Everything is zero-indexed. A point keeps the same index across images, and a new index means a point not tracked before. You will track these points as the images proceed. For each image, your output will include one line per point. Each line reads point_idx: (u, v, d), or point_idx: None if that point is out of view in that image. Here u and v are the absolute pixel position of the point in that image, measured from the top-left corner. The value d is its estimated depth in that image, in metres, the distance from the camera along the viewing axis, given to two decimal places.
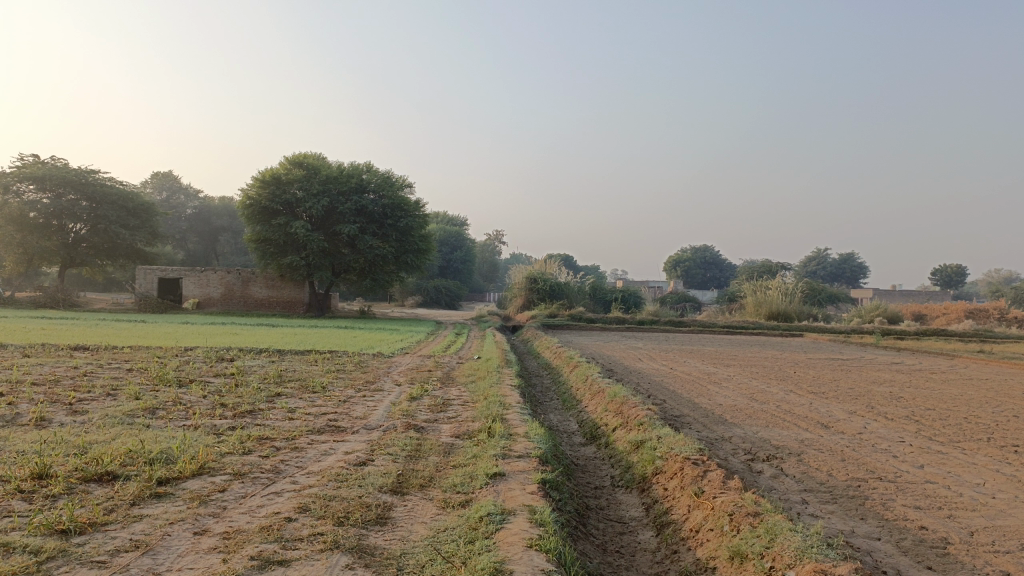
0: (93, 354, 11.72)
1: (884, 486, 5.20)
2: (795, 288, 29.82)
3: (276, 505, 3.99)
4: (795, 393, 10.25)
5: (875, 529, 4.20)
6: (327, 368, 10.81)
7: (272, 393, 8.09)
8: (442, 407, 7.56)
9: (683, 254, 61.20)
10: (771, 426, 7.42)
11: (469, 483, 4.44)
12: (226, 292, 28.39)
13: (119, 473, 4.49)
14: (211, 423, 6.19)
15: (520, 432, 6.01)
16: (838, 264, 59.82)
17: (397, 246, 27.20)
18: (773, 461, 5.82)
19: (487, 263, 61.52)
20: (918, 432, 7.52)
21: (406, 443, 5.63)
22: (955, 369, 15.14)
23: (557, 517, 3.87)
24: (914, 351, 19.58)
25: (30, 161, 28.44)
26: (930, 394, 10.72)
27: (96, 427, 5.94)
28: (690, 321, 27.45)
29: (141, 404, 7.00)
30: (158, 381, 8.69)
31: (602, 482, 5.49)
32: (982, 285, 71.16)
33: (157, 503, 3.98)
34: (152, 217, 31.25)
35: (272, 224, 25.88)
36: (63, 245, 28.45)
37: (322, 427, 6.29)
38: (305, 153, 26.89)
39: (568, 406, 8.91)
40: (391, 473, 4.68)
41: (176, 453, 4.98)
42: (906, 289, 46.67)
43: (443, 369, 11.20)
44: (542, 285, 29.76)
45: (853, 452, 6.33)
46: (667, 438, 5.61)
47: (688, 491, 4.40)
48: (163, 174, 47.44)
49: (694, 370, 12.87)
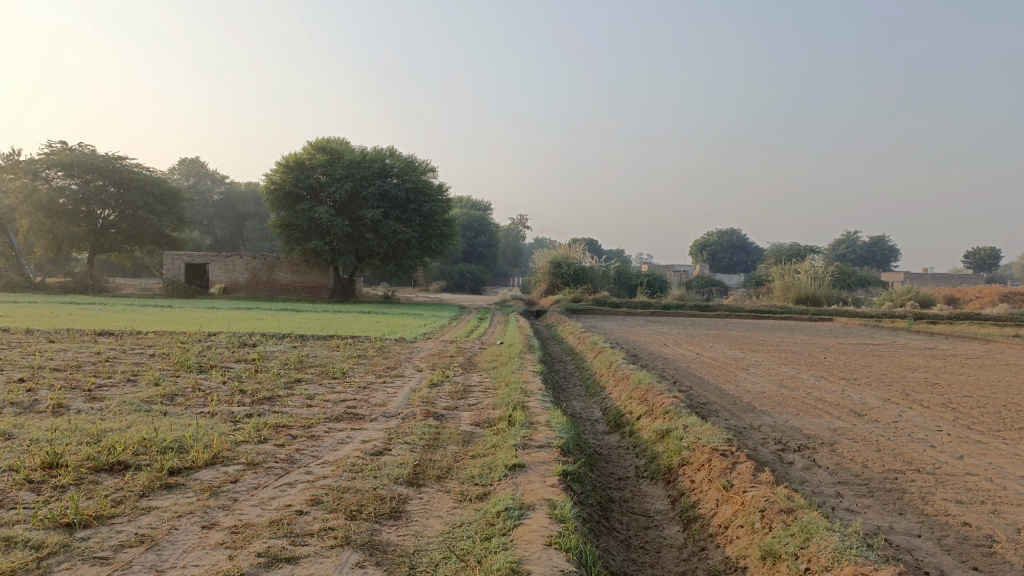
0: (118, 339, 11.76)
1: (923, 479, 4.96)
2: (824, 272, 29.28)
3: (288, 497, 3.86)
4: (826, 379, 9.97)
5: (914, 525, 3.98)
6: (349, 353, 10.72)
7: (292, 379, 8.00)
8: (462, 394, 7.42)
9: (709, 238, 60.56)
10: (802, 414, 7.19)
11: (487, 475, 4.28)
12: (252, 277, 28.50)
13: (131, 462, 4.40)
14: (228, 411, 6.11)
15: (541, 420, 5.84)
16: (868, 248, 58.87)
17: (420, 231, 27.08)
18: (805, 451, 5.60)
19: (512, 247, 61.35)
20: (956, 421, 7.23)
21: (425, 431, 5.49)
22: (991, 355, 14.74)
23: (578, 513, 3.69)
24: (948, 336, 19.12)
25: (58, 148, 28.67)
26: (966, 381, 10.38)
27: (113, 414, 5.87)
28: (717, 305, 27.06)
29: (159, 390, 6.94)
30: (178, 367, 8.63)
31: (626, 472, 5.31)
32: (1017, 267, 69.58)
33: (167, 494, 3.87)
34: (178, 203, 31.41)
35: (296, 209, 25.87)
36: (92, 231, 28.70)
37: (340, 414, 6.16)
38: (328, 138, 26.81)
39: (591, 394, 8.71)
40: (407, 463, 4.54)
41: (190, 442, 4.88)
42: (938, 273, 45.82)
43: (466, 355, 11.06)
44: (566, 269, 29.51)
45: (888, 442, 6.09)
46: (694, 427, 5.40)
47: (716, 485, 4.21)
48: (190, 161, 47.70)
49: (721, 356, 12.62)
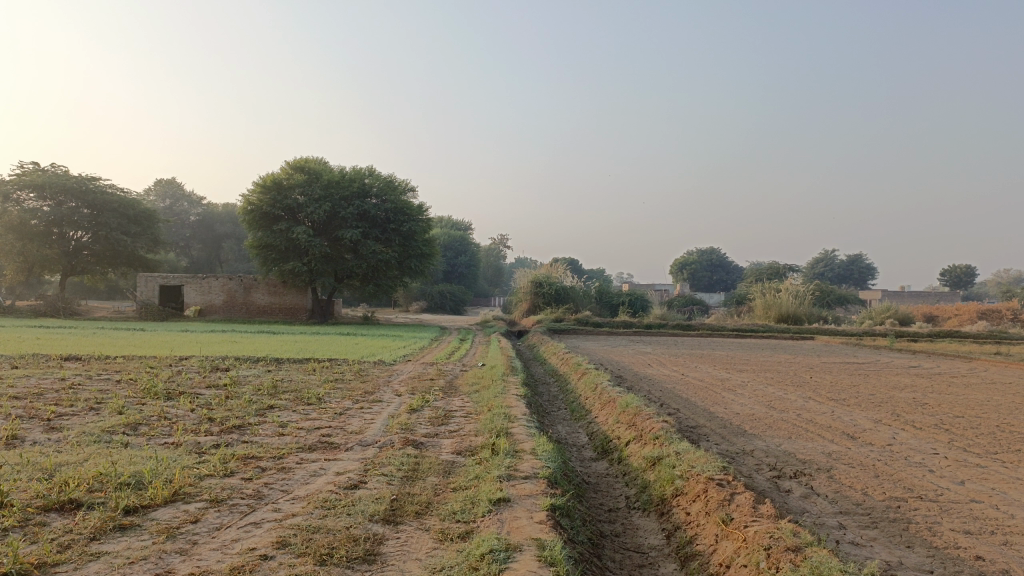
0: (85, 365, 11.32)
1: (927, 507, 4.74)
2: (805, 291, 29.30)
3: (253, 539, 3.54)
4: (815, 400, 9.77)
5: (925, 560, 3.74)
6: (325, 378, 10.37)
7: (265, 406, 7.66)
8: (443, 420, 7.12)
9: (689, 257, 60.74)
10: (794, 437, 6.95)
11: (470, 510, 3.99)
12: (228, 299, 28.00)
13: (83, 500, 4.05)
14: (194, 440, 5.78)
15: (526, 448, 5.55)
16: (846, 267, 59.37)
17: (400, 251, 26.77)
18: (801, 478, 5.36)
19: (492, 268, 61.09)
20: (951, 443, 7.03)
21: (403, 461, 5.19)
22: (976, 373, 14.65)
23: (569, 553, 3.42)
24: (930, 354, 19.08)
25: (30, 168, 28.12)
26: (955, 400, 10.22)
27: (70, 445, 5.52)
28: (699, 324, 26.93)
29: (122, 419, 6.58)
30: (145, 394, 8.24)
31: (616, 503, 5.03)
32: (992, 286, 70.39)
33: (120, 538, 3.54)
34: (153, 223, 30.89)
35: (273, 229, 25.48)
36: (64, 253, 28.11)
37: (313, 444, 5.84)
38: (306, 158, 26.51)
39: (577, 417, 8.44)
40: (384, 498, 4.23)
41: (149, 477, 4.54)
42: (915, 291, 46.23)
43: (447, 378, 10.76)
44: (547, 289, 29.30)
45: (886, 466, 5.87)
46: (687, 454, 5.15)
47: (715, 518, 3.95)
48: (166, 181, 47.06)
49: (706, 376, 12.40)
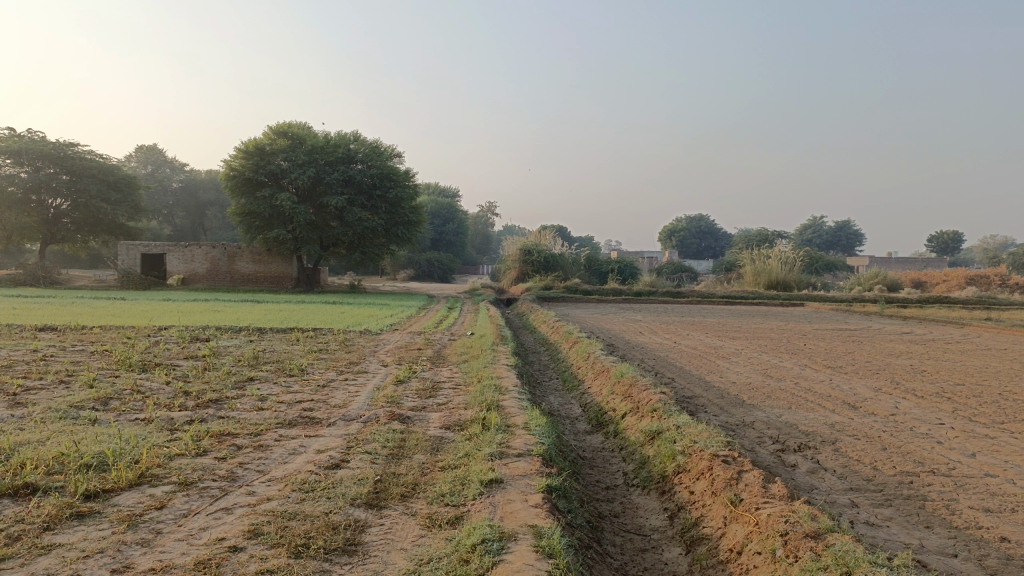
0: (59, 335, 10.92)
1: (940, 482, 4.50)
2: (794, 257, 29.08)
3: (223, 527, 3.25)
4: (812, 368, 9.54)
5: (947, 542, 3.50)
6: (309, 347, 10.06)
7: (244, 378, 7.34)
8: (431, 392, 6.82)
9: (677, 224, 60.48)
10: (795, 408, 6.70)
11: (459, 492, 3.70)
12: (212, 267, 27.50)
13: (39, 484, 3.72)
14: (167, 416, 5.46)
15: (519, 423, 5.25)
16: (834, 232, 59.35)
17: (386, 218, 26.34)
18: (806, 452, 5.11)
19: (480, 235, 60.61)
20: (956, 412, 6.83)
21: (388, 438, 4.88)
22: (969, 339, 14.50)
23: (569, 541, 3.14)
24: (921, 320, 18.93)
25: (5, 134, 27.28)
26: (953, 367, 10.03)
27: (35, 422, 5.19)
28: (688, 291, 26.70)
29: (93, 393, 6.23)
30: (119, 366, 7.89)
31: (614, 480, 4.77)
32: (977, 251, 70.63)
33: (76, 527, 3.23)
34: (134, 190, 30.19)
35: (256, 196, 24.91)
36: (44, 221, 27.44)
37: (293, 419, 5.53)
38: (289, 123, 25.83)
39: (569, 388, 8.17)
40: (367, 479, 3.93)
41: (114, 458, 4.22)
42: (903, 257, 46.25)
43: (434, 347, 10.46)
44: (536, 257, 28.95)
45: (892, 438, 5.63)
46: (688, 429, 4.87)
47: (722, 499, 3.69)
48: (147, 148, 46.03)
49: (699, 344, 12.15)
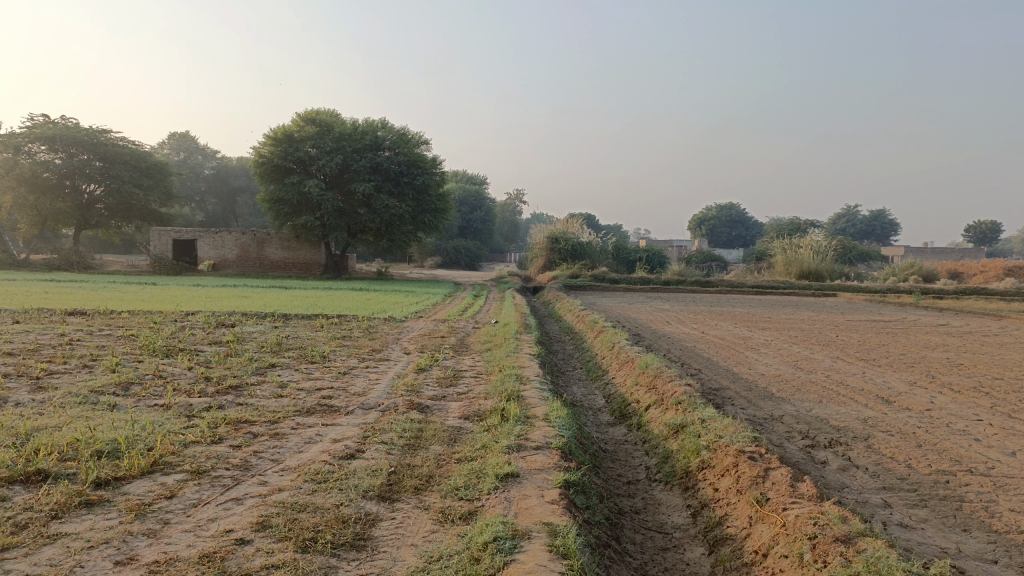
0: (87, 319, 11.01)
1: (978, 482, 4.30)
2: (827, 246, 28.56)
3: (231, 519, 3.17)
4: (843, 361, 9.29)
5: (986, 546, 3.32)
6: (332, 334, 10.01)
7: (266, 364, 7.31)
8: (451, 380, 6.73)
9: (708, 212, 59.82)
10: (826, 401, 6.50)
11: (475, 486, 3.60)
12: (242, 254, 27.71)
13: (51, 471, 3.68)
14: (185, 402, 5.43)
15: (539, 414, 5.13)
16: (868, 222, 58.31)
17: (414, 205, 26.31)
18: (837, 448, 4.92)
19: (508, 223, 60.50)
20: (994, 408, 6.58)
21: (406, 428, 4.79)
22: (1008, 332, 14.09)
23: (585, 540, 3.02)
24: (958, 312, 18.49)
25: (40, 120, 27.63)
26: (991, 361, 9.72)
27: (55, 407, 5.19)
28: (718, 280, 26.34)
29: (114, 377, 6.24)
30: (143, 351, 7.90)
31: (636, 475, 4.64)
32: (1016, 242, 69.00)
33: (84, 516, 3.18)
34: (166, 177, 30.48)
35: (285, 182, 25.00)
36: (77, 207, 27.80)
37: (311, 407, 5.47)
38: (317, 110, 25.87)
39: (592, 378, 8.04)
40: (381, 470, 3.84)
41: (127, 445, 4.17)
42: (939, 247, 45.29)
43: (458, 336, 10.37)
44: (563, 244, 28.76)
45: (927, 434, 5.43)
46: (713, 423, 4.72)
47: (747, 498, 3.54)
48: (179, 135, 46.40)
49: (727, 335, 11.92)
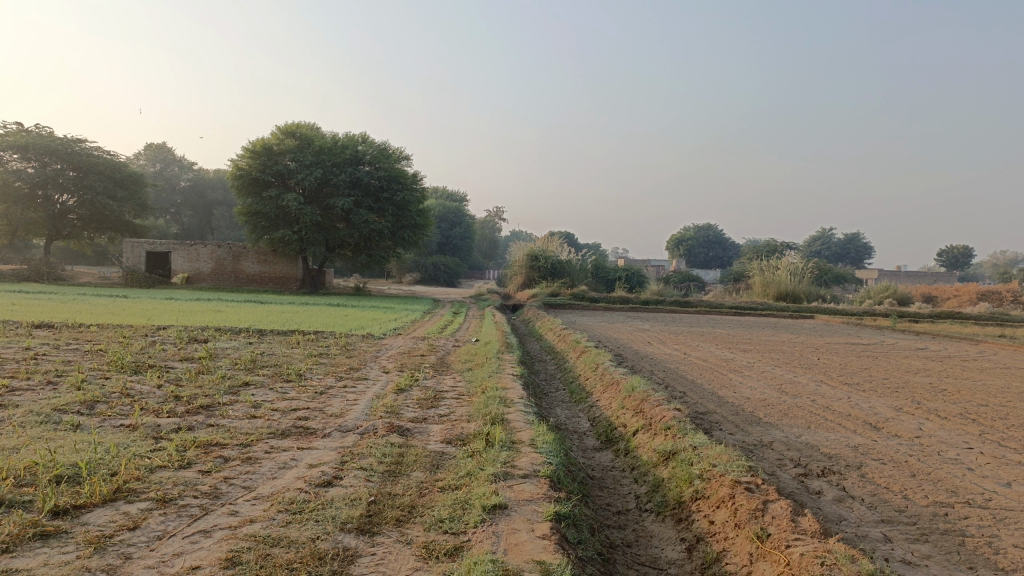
0: (54, 333, 10.65)
1: (978, 515, 4.17)
2: (803, 268, 28.73)
3: (199, 553, 2.95)
4: (828, 385, 9.16)
5: None
6: (309, 351, 9.77)
7: (240, 382, 7.06)
8: (432, 402, 6.49)
9: (686, 232, 60.09)
10: (814, 427, 6.37)
11: (460, 518, 3.40)
12: (217, 266, 27.29)
13: (4, 498, 3.42)
14: (153, 423, 5.16)
15: (525, 439, 4.95)
16: (842, 245, 58.98)
17: (393, 221, 26.06)
18: (831, 477, 4.79)
19: (487, 240, 60.35)
20: (982, 435, 6.49)
21: (385, 452, 4.58)
22: (986, 356, 14.15)
23: None
24: (935, 335, 18.61)
25: (13, 129, 27.08)
26: (974, 386, 9.67)
27: (12, 427, 4.90)
28: (697, 300, 26.38)
29: (79, 395, 5.95)
30: (111, 367, 7.61)
31: (626, 505, 4.46)
32: (987, 267, 70.15)
33: (37, 549, 2.93)
34: (141, 188, 30.01)
35: (263, 196, 24.69)
36: (49, 217, 27.20)
37: (286, 429, 5.23)
38: (297, 123, 25.62)
39: (576, 400, 7.86)
40: (360, 500, 3.62)
41: (89, 470, 3.92)
42: (912, 271, 45.85)
43: (438, 354, 10.17)
44: (543, 262, 28.65)
45: (920, 463, 5.31)
46: (705, 449, 4.55)
47: (747, 532, 3.39)
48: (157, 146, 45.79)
49: (710, 356, 11.81)
